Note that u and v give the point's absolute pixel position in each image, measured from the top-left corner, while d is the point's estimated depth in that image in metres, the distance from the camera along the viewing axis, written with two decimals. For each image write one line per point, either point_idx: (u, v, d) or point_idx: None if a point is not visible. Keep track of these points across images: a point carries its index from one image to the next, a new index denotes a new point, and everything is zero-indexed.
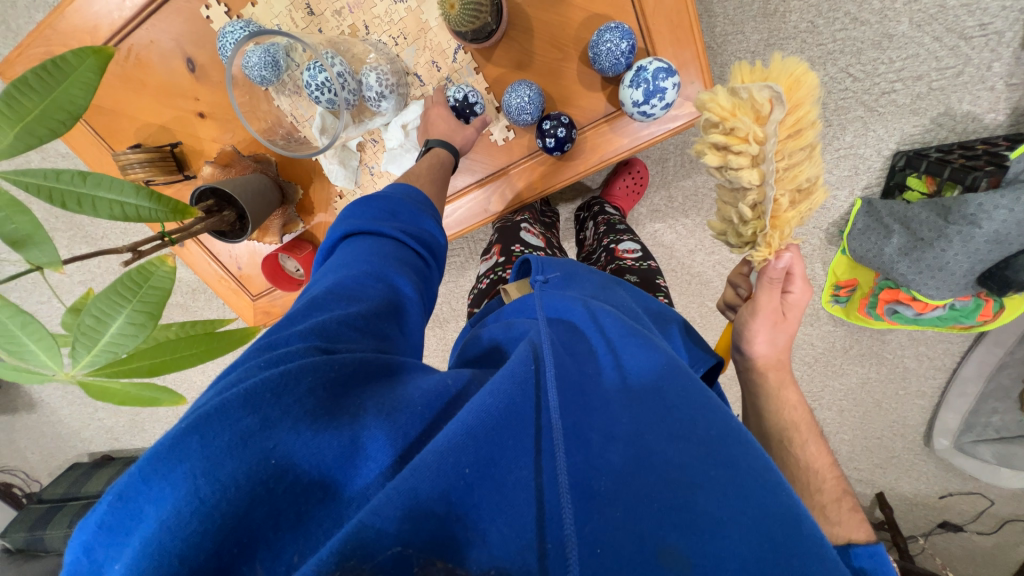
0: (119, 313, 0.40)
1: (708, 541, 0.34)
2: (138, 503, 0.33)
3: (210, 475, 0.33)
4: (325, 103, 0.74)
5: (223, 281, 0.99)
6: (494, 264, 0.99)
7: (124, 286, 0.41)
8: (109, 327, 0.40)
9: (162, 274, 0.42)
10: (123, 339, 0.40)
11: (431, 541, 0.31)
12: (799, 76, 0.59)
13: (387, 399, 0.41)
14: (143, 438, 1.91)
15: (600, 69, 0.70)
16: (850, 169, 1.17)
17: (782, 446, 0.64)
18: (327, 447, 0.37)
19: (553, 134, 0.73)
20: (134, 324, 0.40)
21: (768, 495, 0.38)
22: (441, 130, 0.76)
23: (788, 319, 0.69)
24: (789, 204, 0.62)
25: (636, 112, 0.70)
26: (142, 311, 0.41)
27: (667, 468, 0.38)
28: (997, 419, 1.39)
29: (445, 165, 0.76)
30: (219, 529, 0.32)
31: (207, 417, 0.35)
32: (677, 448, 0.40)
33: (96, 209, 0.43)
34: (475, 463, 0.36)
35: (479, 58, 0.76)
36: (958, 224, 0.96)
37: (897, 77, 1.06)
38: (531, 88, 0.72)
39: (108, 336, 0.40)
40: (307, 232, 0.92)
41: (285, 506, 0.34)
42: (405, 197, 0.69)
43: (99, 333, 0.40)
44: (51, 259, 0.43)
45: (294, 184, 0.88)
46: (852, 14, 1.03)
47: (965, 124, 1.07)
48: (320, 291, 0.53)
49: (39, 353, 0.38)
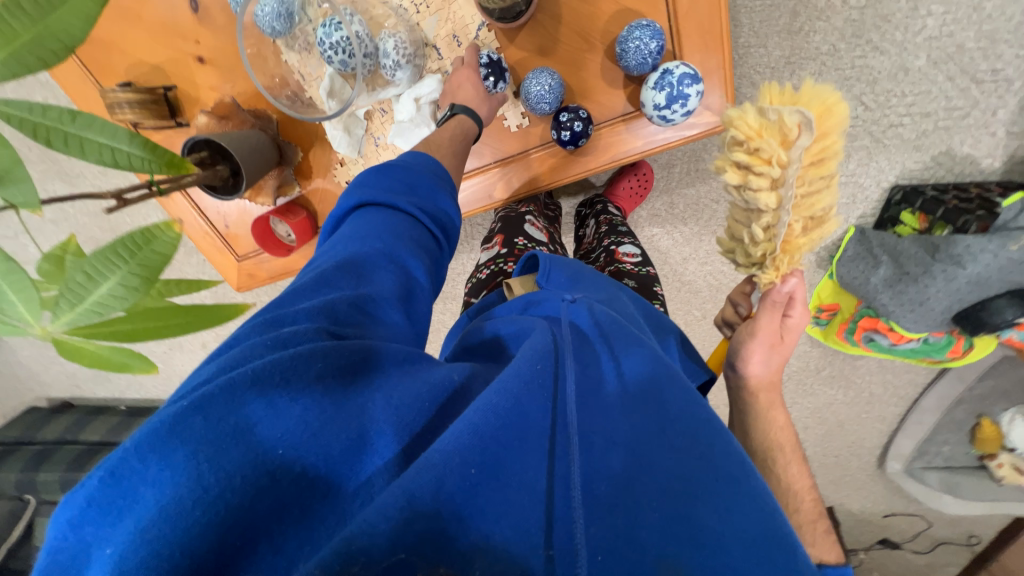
0: (113, 273, 0.37)
1: (710, 555, 0.35)
2: (132, 484, 0.33)
3: (215, 462, 0.34)
4: (339, 66, 0.71)
5: (208, 237, 0.95)
6: (496, 255, 0.98)
7: (123, 245, 0.37)
8: (98, 287, 0.37)
9: (165, 240, 0.39)
10: (111, 301, 0.37)
11: (425, 540, 0.32)
12: (831, 105, 0.59)
13: (397, 390, 0.43)
14: (107, 387, 1.86)
15: (625, 67, 0.68)
16: (848, 197, 1.19)
17: (765, 463, 0.64)
18: (333, 441, 0.38)
19: (570, 127, 0.72)
20: (127, 288, 0.38)
21: (761, 505, 0.39)
22: (466, 96, 0.72)
23: (781, 343, 0.71)
24: (802, 231, 0.62)
25: (656, 115, 0.69)
26: (137, 276, 0.38)
27: (664, 477, 0.39)
28: (947, 449, 1.47)
29: (464, 137, 0.73)
30: (222, 516, 0.33)
31: (210, 398, 0.35)
32: (675, 456, 0.41)
33: (84, 151, 0.40)
34: (480, 463, 0.37)
35: (502, 38, 0.73)
36: (943, 263, 0.99)
37: (907, 111, 1.07)
38: (552, 77, 0.71)
39: (94, 296, 0.37)
40: (303, 197, 0.89)
41: (291, 494, 0.36)
42: (424, 170, 0.66)
43: (87, 290, 0.37)
44: (27, 200, 0.40)
45: (294, 146, 0.84)
46: (875, 42, 1.02)
47: (962, 166, 1.10)
48: (329, 265, 0.52)
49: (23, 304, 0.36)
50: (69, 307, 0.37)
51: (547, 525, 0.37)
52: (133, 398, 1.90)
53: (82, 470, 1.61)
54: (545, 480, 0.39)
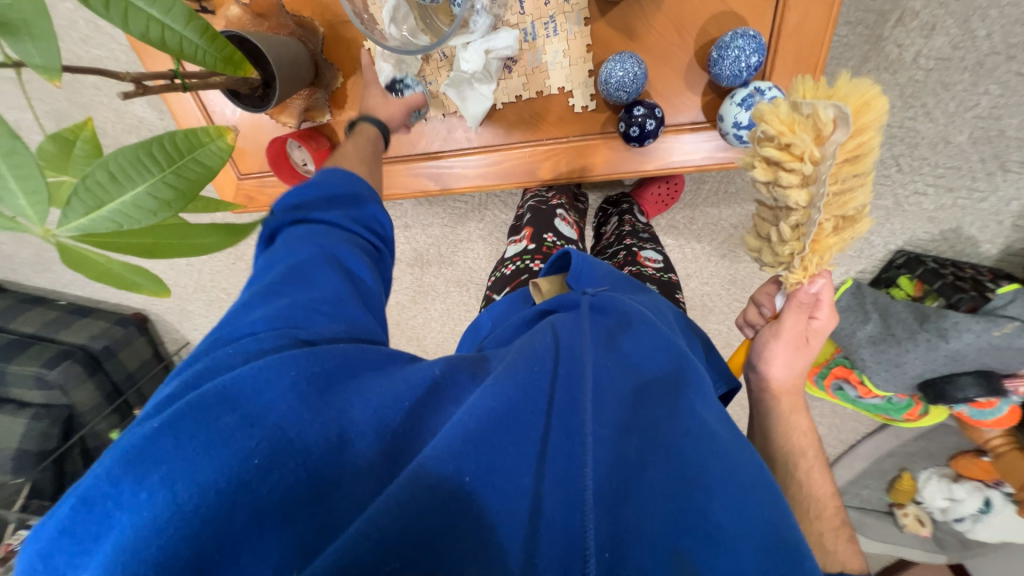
0: (146, 179, 0.32)
1: (724, 557, 0.39)
2: (108, 508, 0.37)
3: (190, 478, 0.38)
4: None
5: None
6: (523, 252, 0.97)
7: (159, 149, 0.33)
8: (124, 191, 0.31)
9: (211, 150, 0.36)
10: (136, 211, 0.32)
11: (415, 549, 0.35)
12: (870, 98, 0.57)
13: (374, 393, 0.46)
14: (47, 278, 1.70)
15: (716, 75, 0.64)
16: (855, 250, 1.23)
17: (787, 470, 0.67)
18: (314, 439, 0.41)
19: (641, 124, 0.68)
20: (161, 203, 0.33)
21: (763, 506, 0.43)
22: (373, 109, 0.74)
23: (798, 348, 0.71)
24: (832, 230, 0.62)
25: (732, 133, 0.66)
26: (172, 187, 0.34)
27: (668, 499, 0.43)
28: (866, 492, 1.61)
29: (376, 146, 0.74)
30: (208, 528, 0.36)
31: (181, 416, 0.40)
32: (670, 487, 0.44)
33: (127, 21, 0.32)
34: (475, 472, 0.41)
35: (593, 9, 0.67)
36: (929, 333, 1.06)
37: (934, 182, 1.10)
38: (639, 65, 0.66)
39: (116, 203, 0.31)
40: (331, 126, 0.80)
41: (282, 494, 0.39)
42: (338, 183, 0.66)
43: (107, 193, 0.31)
44: (44, 62, 0.32)
45: (334, 69, 0.76)
46: (928, 108, 1.03)
47: (964, 245, 1.15)
48: (278, 275, 0.55)
49: (15, 196, 0.27)
50: (81, 209, 0.30)
51: (553, 529, 0.40)
52: (75, 295, 1.75)
53: (9, 361, 1.49)
54: (551, 485, 0.43)
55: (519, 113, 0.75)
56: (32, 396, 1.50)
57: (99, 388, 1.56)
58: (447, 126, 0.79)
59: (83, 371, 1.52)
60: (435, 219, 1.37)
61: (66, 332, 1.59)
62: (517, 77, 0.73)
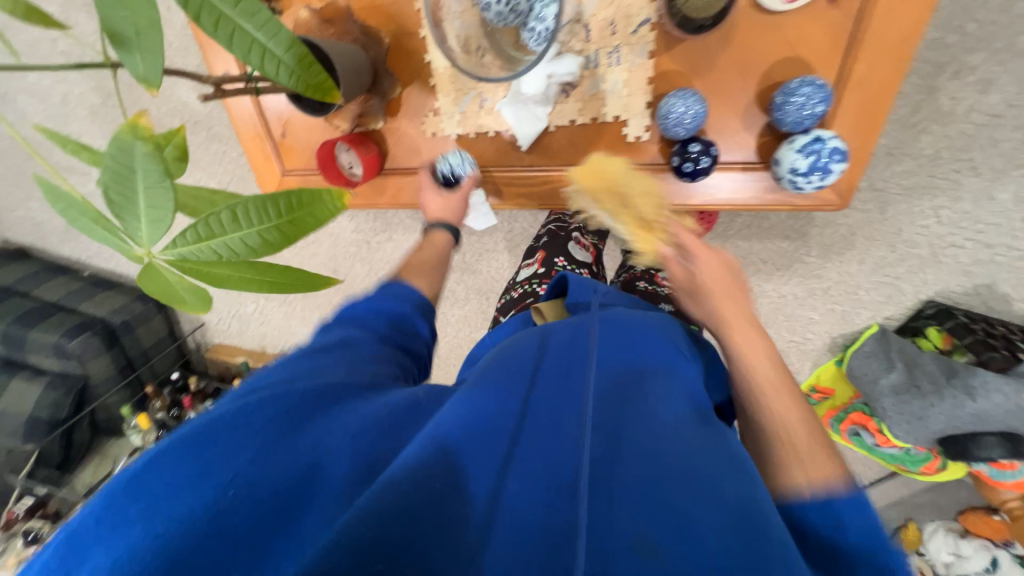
0: (255, 225, 0.36)
1: (692, 550, 0.36)
2: (92, 549, 0.37)
3: (168, 517, 0.38)
4: (494, 16, 0.66)
5: (259, 140, 0.87)
6: (532, 275, 0.98)
7: (280, 201, 0.36)
8: (235, 231, 0.36)
9: (326, 208, 0.38)
10: (237, 248, 0.36)
11: (380, 545, 0.34)
12: None
13: (348, 412, 0.46)
14: (74, 248, 1.72)
15: (778, 120, 0.64)
16: (884, 296, 1.21)
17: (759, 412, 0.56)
18: (285, 468, 0.41)
19: (694, 160, 0.68)
20: (262, 244, 0.36)
21: (735, 491, 0.41)
22: (438, 211, 0.78)
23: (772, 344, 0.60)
24: None
25: (788, 178, 0.65)
26: (279, 232, 0.37)
27: (644, 510, 0.39)
28: None
29: (445, 250, 0.76)
30: (178, 560, 0.36)
31: (164, 458, 0.41)
32: (642, 492, 0.40)
33: (231, 41, 0.34)
34: (441, 478, 0.40)
35: (660, 43, 0.68)
36: (956, 389, 1.04)
37: (973, 236, 1.08)
38: (699, 103, 0.66)
39: (223, 237, 0.35)
40: (379, 131, 0.82)
41: (262, 510, 0.39)
42: (390, 297, 0.65)
43: (218, 230, 0.35)
44: (149, 76, 0.32)
45: (393, 78, 0.77)
46: (975, 162, 1.01)
47: (997, 301, 1.13)
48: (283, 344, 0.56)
49: (140, 217, 0.32)
50: (191, 236, 0.35)
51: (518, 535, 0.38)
52: (97, 267, 1.76)
53: (31, 327, 1.52)
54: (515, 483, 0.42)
55: (571, 136, 0.75)
56: (50, 364, 1.52)
57: (113, 362, 1.58)
58: (497, 144, 0.79)
59: (101, 343, 1.54)
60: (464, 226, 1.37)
61: (88, 304, 1.61)
62: (574, 101, 0.73)
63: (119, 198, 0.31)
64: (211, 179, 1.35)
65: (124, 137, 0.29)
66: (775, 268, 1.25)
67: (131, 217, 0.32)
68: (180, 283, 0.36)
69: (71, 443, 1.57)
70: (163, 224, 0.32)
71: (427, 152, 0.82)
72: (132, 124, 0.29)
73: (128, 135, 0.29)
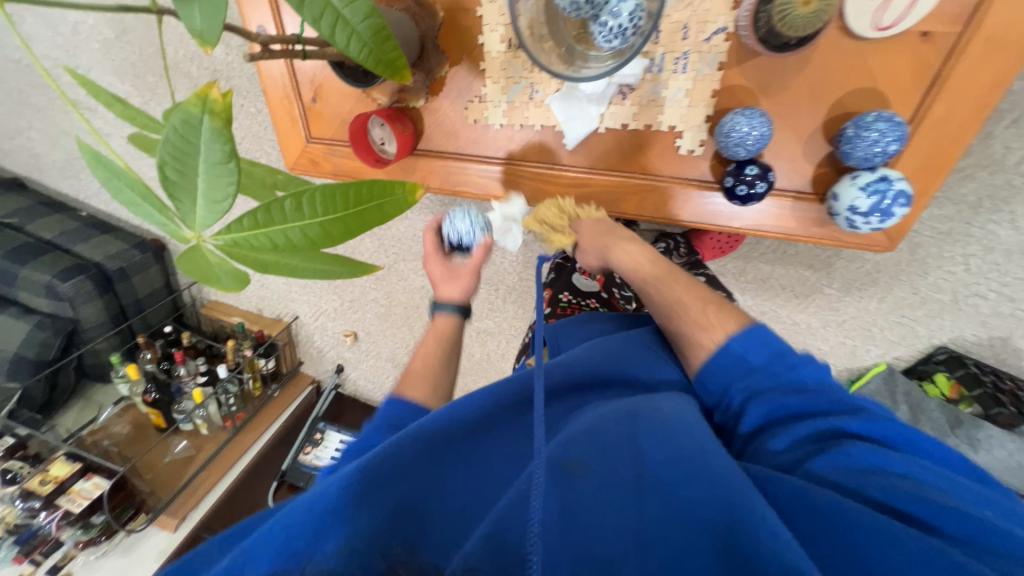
0: (315, 217, 0.35)
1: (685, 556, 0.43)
2: None
3: None
4: (568, 4, 0.61)
5: (286, 101, 0.82)
6: (540, 317, 0.96)
7: (347, 194, 0.36)
8: (296, 220, 0.34)
9: (397, 199, 0.40)
10: (294, 236, 0.34)
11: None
12: None
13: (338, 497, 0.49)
14: (73, 186, 1.66)
15: (845, 153, 0.61)
16: (897, 336, 1.20)
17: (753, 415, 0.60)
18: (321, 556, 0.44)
19: (749, 184, 0.65)
20: (321, 235, 0.35)
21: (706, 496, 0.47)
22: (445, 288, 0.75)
23: (771, 367, 0.58)
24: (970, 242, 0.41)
25: (845, 216, 0.63)
26: (340, 224, 0.36)
27: (586, 491, 0.48)
28: None
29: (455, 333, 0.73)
30: None
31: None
32: (637, 493, 0.48)
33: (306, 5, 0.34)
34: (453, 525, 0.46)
35: (732, 55, 0.64)
36: (960, 439, 1.06)
37: (998, 289, 1.07)
38: (763, 123, 0.62)
39: (285, 225, 0.34)
40: (417, 110, 0.77)
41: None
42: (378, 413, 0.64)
43: (275, 220, 0.33)
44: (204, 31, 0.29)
45: (440, 56, 0.72)
46: (1016, 215, 0.99)
47: (1008, 356, 1.12)
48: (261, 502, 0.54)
49: (196, 199, 0.30)
50: (247, 223, 0.33)
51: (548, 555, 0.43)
52: (96, 208, 1.70)
53: (22, 264, 1.46)
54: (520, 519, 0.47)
55: (620, 141, 0.72)
56: (40, 304, 1.48)
57: (106, 308, 1.54)
58: (541, 138, 0.75)
59: (94, 288, 1.49)
60: None
61: (83, 247, 1.55)
62: (630, 105, 0.69)
63: (172, 174, 0.29)
64: None
65: (190, 107, 0.28)
66: (793, 295, 1.23)
67: (187, 196, 0.30)
68: (218, 264, 0.32)
69: (55, 385, 1.54)
70: (217, 205, 0.30)
71: (465, 138, 0.78)
72: (202, 91, 0.28)
73: (198, 107, 0.28)
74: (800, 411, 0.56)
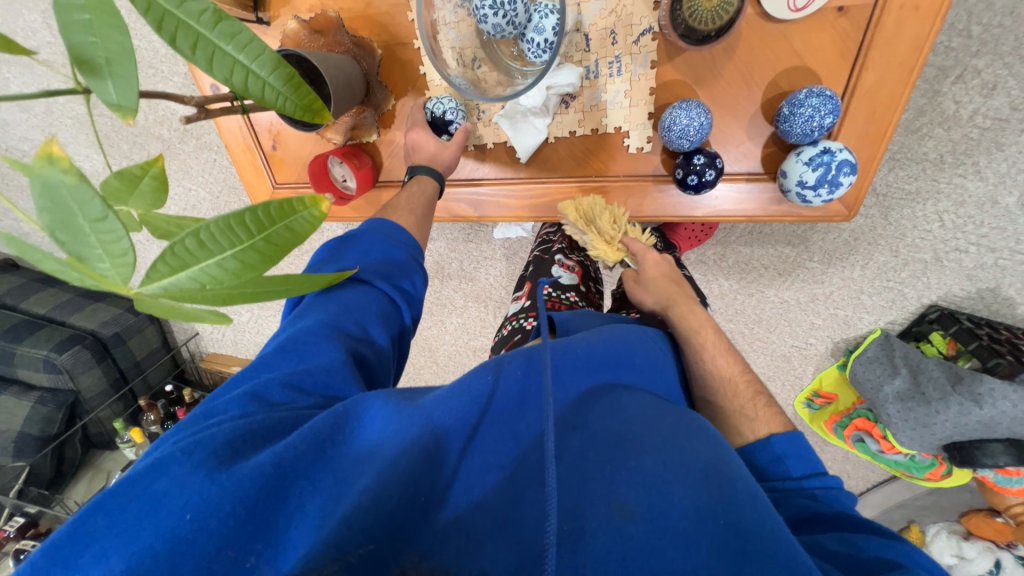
0: (230, 247, 0.29)
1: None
2: None
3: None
4: (491, 28, 0.65)
5: (248, 152, 0.85)
6: (520, 310, 0.93)
7: (256, 212, 0.30)
8: (211, 256, 0.28)
9: (303, 217, 0.32)
10: (220, 274, 0.29)
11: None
12: None
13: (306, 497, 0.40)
14: None
15: (785, 131, 0.63)
16: (887, 301, 1.19)
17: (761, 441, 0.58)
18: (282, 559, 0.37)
19: (699, 172, 0.66)
20: (244, 267, 0.30)
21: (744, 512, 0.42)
22: (425, 158, 0.74)
23: (802, 482, 0.54)
24: None
25: (796, 192, 0.64)
26: (259, 252, 0.30)
27: (637, 540, 0.40)
28: None
29: (428, 197, 0.73)
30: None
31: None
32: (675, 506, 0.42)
33: (212, 64, 0.31)
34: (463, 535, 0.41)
35: (662, 52, 0.66)
36: (962, 397, 1.02)
37: (977, 240, 1.06)
38: (703, 115, 0.64)
39: (200, 265, 0.28)
40: (373, 144, 0.80)
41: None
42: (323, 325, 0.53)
43: (193, 260, 0.28)
44: (119, 101, 0.30)
45: (386, 90, 0.76)
46: (979, 166, 0.99)
47: (1000, 306, 1.11)
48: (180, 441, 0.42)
49: (101, 258, 0.25)
50: (164, 270, 0.27)
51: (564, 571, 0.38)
52: None
53: (19, 342, 1.48)
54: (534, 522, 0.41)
55: (571, 148, 0.74)
56: (39, 379, 1.49)
57: (105, 375, 1.54)
58: (496, 155, 0.77)
59: (92, 356, 1.49)
60: (459, 236, 1.34)
61: (77, 317, 1.57)
62: (574, 113, 0.72)
63: (64, 238, 0.24)
64: (202, 188, 1.32)
65: (40, 170, 0.23)
66: (776, 274, 1.24)
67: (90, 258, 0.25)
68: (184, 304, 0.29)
69: (62, 459, 1.55)
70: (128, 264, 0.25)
71: None
72: (45, 148, 0.23)
73: (45, 165, 0.23)
74: (832, 520, 0.49)
